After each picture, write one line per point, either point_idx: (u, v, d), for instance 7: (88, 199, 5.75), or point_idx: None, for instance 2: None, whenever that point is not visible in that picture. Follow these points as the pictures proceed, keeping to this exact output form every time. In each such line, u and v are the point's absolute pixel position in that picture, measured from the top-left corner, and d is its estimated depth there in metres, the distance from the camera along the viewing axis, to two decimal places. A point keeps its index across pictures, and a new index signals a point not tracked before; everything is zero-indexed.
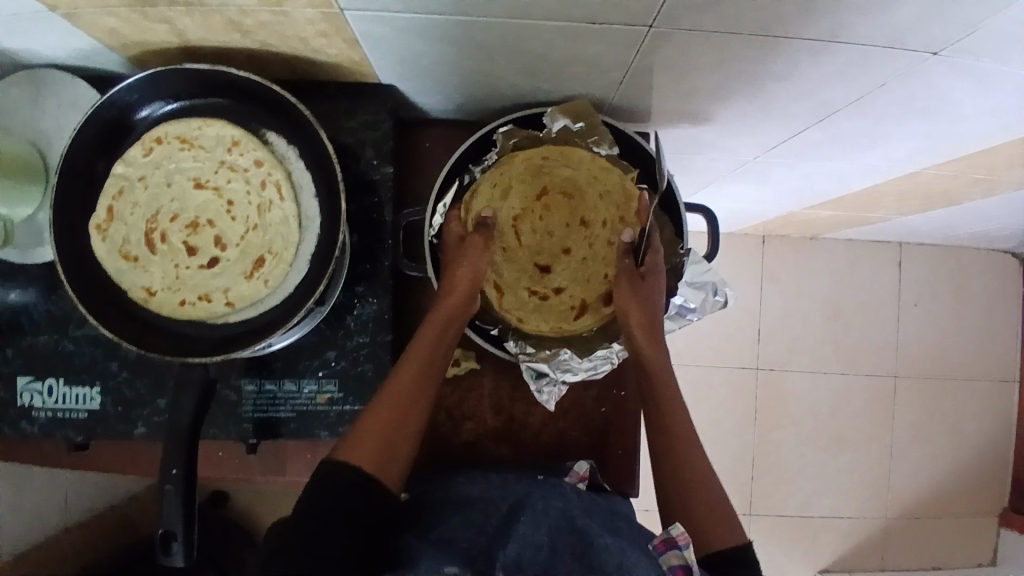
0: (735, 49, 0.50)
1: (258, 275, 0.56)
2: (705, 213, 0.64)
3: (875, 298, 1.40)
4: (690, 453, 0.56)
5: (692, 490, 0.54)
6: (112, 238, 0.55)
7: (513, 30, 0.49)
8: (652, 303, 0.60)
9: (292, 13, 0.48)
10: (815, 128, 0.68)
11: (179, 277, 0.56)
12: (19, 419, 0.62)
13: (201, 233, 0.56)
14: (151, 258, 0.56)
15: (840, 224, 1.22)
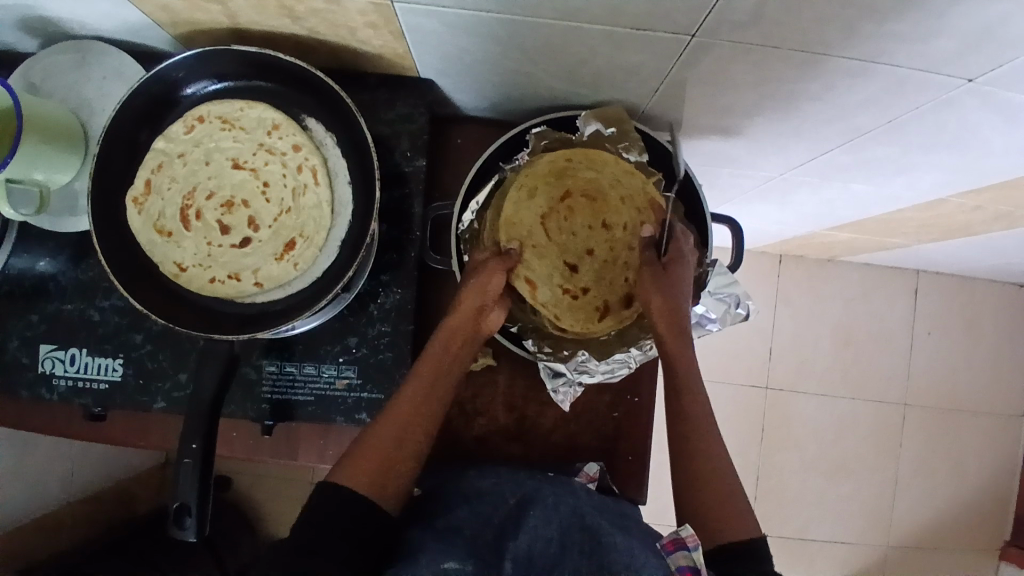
0: (774, 66, 0.51)
1: (287, 258, 0.56)
2: (733, 224, 0.64)
3: (888, 326, 1.40)
4: (707, 448, 0.55)
5: (707, 486, 0.54)
6: (148, 211, 0.56)
7: (557, 32, 0.50)
8: (679, 294, 0.59)
9: (344, 3, 0.48)
10: (845, 150, 0.69)
11: (209, 255, 0.56)
12: (39, 385, 0.62)
13: (236, 213, 0.57)
14: (183, 234, 0.56)
15: (857, 248, 1.22)
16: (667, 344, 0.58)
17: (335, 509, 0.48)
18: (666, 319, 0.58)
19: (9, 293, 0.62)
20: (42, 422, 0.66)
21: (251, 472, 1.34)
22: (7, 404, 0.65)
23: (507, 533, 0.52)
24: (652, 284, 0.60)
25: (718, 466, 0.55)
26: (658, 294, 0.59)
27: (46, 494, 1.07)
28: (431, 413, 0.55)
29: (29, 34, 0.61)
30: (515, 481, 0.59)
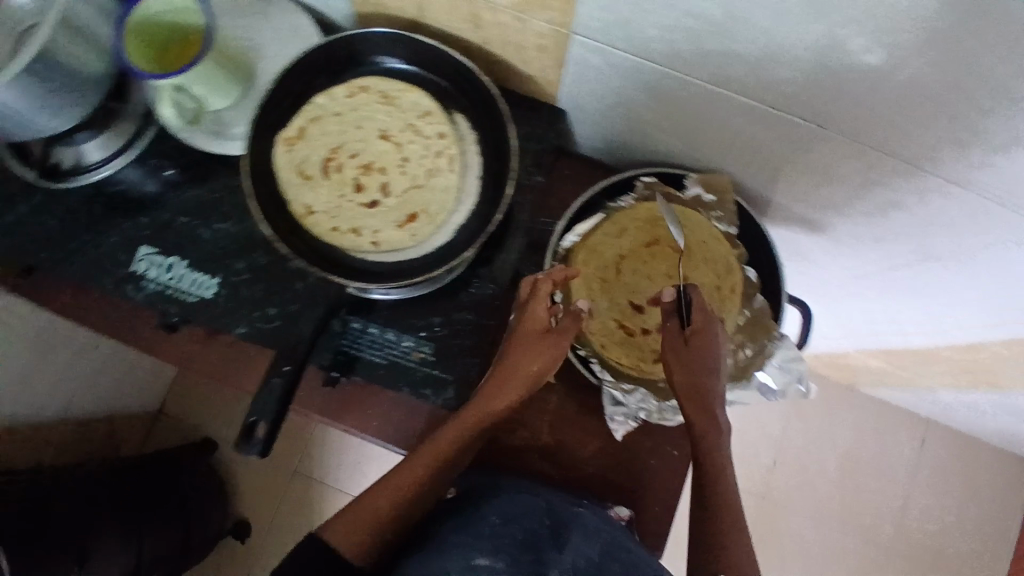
0: (881, 172, 0.57)
1: (406, 230, 0.61)
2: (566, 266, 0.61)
3: (888, 461, 1.41)
4: (724, 533, 0.56)
5: (722, 572, 0.55)
6: (295, 153, 0.61)
7: (705, 94, 0.56)
8: (701, 371, 0.58)
9: (528, 23, 0.55)
10: (913, 272, 0.74)
11: (338, 206, 0.61)
12: (129, 282, 0.65)
13: (372, 179, 0.62)
14: (321, 181, 0.61)
15: (880, 380, 1.26)
16: (694, 426, 0.59)
17: (315, 555, 0.56)
18: (693, 399, 0.59)
19: (133, 193, 0.67)
20: (121, 327, 0.71)
21: None
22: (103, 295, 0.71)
23: (548, 545, 0.57)
24: (677, 358, 0.60)
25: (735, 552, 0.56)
26: (681, 373, 0.59)
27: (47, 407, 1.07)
28: (425, 483, 0.59)
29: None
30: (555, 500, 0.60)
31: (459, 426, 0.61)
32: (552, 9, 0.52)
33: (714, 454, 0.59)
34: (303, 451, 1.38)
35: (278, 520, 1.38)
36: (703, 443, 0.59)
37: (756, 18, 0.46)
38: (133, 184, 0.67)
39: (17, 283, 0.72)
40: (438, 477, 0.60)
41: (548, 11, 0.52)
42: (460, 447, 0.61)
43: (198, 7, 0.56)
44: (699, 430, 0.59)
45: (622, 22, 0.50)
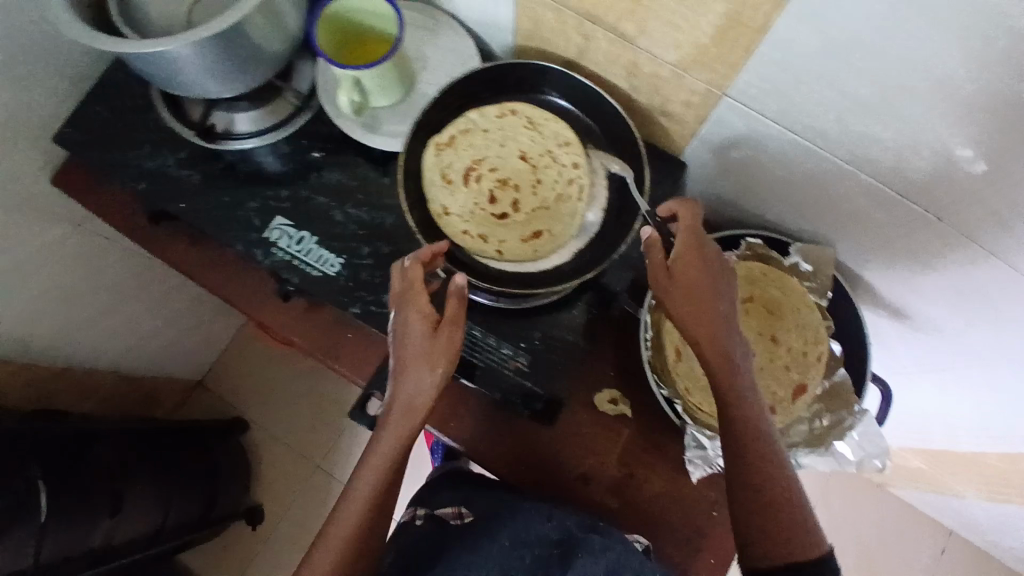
0: (988, 273, 0.60)
1: (529, 245, 0.66)
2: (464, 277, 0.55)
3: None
4: (767, 483, 0.55)
5: (773, 515, 0.54)
6: (441, 158, 0.67)
7: (834, 171, 0.60)
8: (714, 310, 0.55)
9: (684, 79, 0.60)
10: (990, 380, 0.75)
11: (471, 211, 0.66)
12: (258, 246, 0.69)
13: (506, 193, 0.67)
14: (460, 186, 0.67)
15: (916, 491, 1.24)
16: (715, 375, 0.56)
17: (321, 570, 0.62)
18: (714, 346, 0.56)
19: (275, 167, 0.71)
20: (230, 281, 0.76)
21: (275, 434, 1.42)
22: (216, 247, 0.77)
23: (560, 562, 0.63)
24: (677, 296, 0.56)
25: (782, 495, 0.55)
26: (692, 320, 0.56)
27: (99, 358, 1.07)
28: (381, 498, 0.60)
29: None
30: (569, 526, 0.64)
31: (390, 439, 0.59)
32: (715, 71, 0.57)
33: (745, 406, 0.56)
34: (331, 449, 1.41)
35: (291, 513, 1.38)
36: (729, 396, 0.56)
37: (910, 110, 0.50)
38: (278, 158, 0.72)
39: (144, 229, 0.76)
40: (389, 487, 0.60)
41: (710, 71, 0.57)
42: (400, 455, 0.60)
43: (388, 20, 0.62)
44: (724, 383, 0.56)
45: (777, 93, 0.55)
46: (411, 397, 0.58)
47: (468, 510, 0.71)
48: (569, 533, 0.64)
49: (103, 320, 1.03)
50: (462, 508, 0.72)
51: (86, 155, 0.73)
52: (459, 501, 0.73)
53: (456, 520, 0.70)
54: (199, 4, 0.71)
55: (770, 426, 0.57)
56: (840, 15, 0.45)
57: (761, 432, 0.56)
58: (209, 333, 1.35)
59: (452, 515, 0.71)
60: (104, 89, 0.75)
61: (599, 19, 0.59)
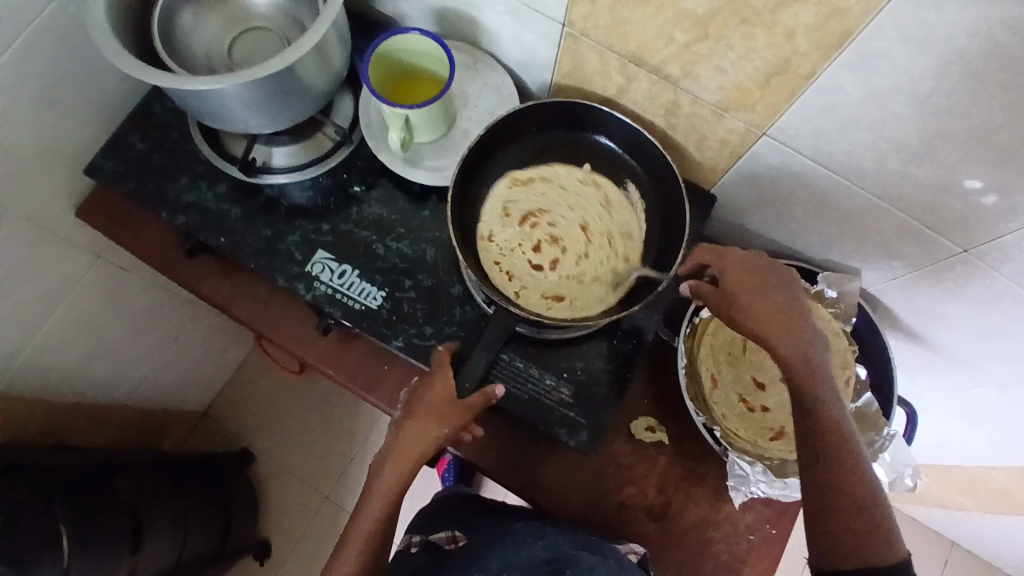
0: (1011, 301, 0.63)
1: (551, 307, 0.67)
2: (501, 389, 0.62)
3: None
4: (845, 483, 0.54)
5: (855, 522, 0.53)
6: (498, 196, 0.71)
7: (866, 205, 0.63)
8: (776, 310, 0.57)
9: (724, 119, 0.63)
10: (1005, 403, 0.78)
11: (511, 253, 0.69)
12: (300, 280, 0.70)
13: (551, 249, 0.69)
14: (512, 227, 0.70)
15: (922, 510, 1.27)
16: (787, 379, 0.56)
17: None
18: (800, 361, 0.56)
19: (316, 200, 0.73)
20: (263, 311, 0.76)
21: (279, 463, 1.40)
22: (248, 276, 0.77)
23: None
24: (737, 300, 0.58)
25: (860, 498, 0.54)
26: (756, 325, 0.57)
27: (109, 389, 1.06)
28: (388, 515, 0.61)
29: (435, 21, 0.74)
30: (558, 544, 0.63)
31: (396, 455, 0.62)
32: (755, 112, 0.59)
33: (828, 414, 0.55)
34: (338, 477, 1.39)
35: (300, 543, 1.36)
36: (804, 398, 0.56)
37: (945, 154, 0.52)
38: (318, 191, 0.73)
39: (181, 263, 0.76)
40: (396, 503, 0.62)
41: (751, 112, 0.60)
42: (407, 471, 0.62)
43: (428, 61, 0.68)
44: (810, 394, 0.55)
45: (817, 133, 0.57)
46: (414, 409, 0.62)
47: (463, 534, 0.69)
48: (560, 553, 0.62)
49: (114, 348, 1.02)
50: (457, 534, 0.69)
51: (124, 187, 0.74)
52: (455, 526, 0.71)
53: (451, 545, 0.68)
54: (240, 40, 0.71)
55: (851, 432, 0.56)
56: (885, 67, 0.48)
57: (843, 438, 0.55)
58: (219, 359, 1.34)
59: (447, 540, 0.69)
60: (141, 122, 0.76)
61: (644, 61, 0.61)
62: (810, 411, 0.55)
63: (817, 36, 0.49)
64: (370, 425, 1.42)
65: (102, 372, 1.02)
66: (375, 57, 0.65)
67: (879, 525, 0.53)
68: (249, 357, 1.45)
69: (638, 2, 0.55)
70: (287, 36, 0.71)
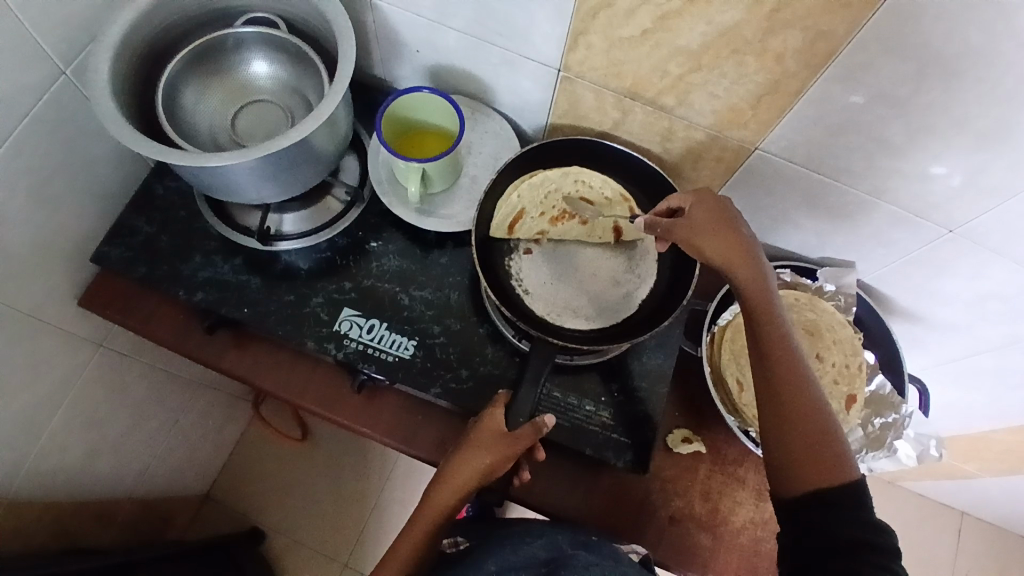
0: (993, 271, 0.69)
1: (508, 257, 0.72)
2: (551, 416, 0.61)
3: (945, 567, 1.34)
4: (797, 411, 0.55)
5: (809, 452, 0.54)
6: (540, 189, 0.73)
7: (855, 201, 0.68)
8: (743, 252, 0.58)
9: (718, 139, 0.68)
10: (999, 365, 0.85)
11: (530, 204, 0.73)
12: (330, 340, 0.70)
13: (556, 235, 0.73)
14: (556, 196, 0.73)
15: (928, 484, 1.32)
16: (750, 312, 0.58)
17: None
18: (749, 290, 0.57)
19: (334, 260, 0.73)
20: (285, 373, 0.74)
21: (290, 535, 1.34)
22: (265, 343, 0.75)
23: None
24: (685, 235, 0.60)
25: (818, 429, 0.54)
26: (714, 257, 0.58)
27: (119, 482, 1.00)
28: (434, 528, 0.62)
29: (429, 79, 0.78)
30: (557, 544, 0.64)
31: (448, 477, 0.62)
32: (748, 129, 0.65)
33: (786, 350, 0.56)
34: (355, 544, 1.33)
35: None
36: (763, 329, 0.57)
37: (926, 146, 0.59)
38: (334, 250, 0.74)
39: (198, 339, 0.75)
40: (445, 518, 0.63)
41: (743, 130, 0.65)
42: (460, 492, 0.62)
43: (428, 120, 0.73)
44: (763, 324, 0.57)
45: (806, 142, 0.63)
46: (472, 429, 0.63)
47: (464, 539, 0.73)
48: (559, 552, 0.63)
49: (124, 438, 0.97)
50: (459, 538, 0.73)
51: (132, 272, 0.73)
52: (457, 533, 0.75)
53: (453, 548, 0.72)
54: (242, 115, 0.73)
55: (808, 365, 0.56)
56: (866, 78, 0.54)
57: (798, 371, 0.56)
58: (218, 437, 1.29)
59: (449, 545, 0.73)
60: (145, 205, 0.76)
61: (639, 94, 0.66)
62: (768, 349, 0.56)
63: (805, 58, 0.55)
64: (381, 481, 1.38)
65: (111, 467, 0.97)
66: (386, 115, 0.71)
67: (832, 451, 0.53)
68: (247, 431, 1.40)
69: (635, 43, 0.60)
70: (290, 108, 0.74)
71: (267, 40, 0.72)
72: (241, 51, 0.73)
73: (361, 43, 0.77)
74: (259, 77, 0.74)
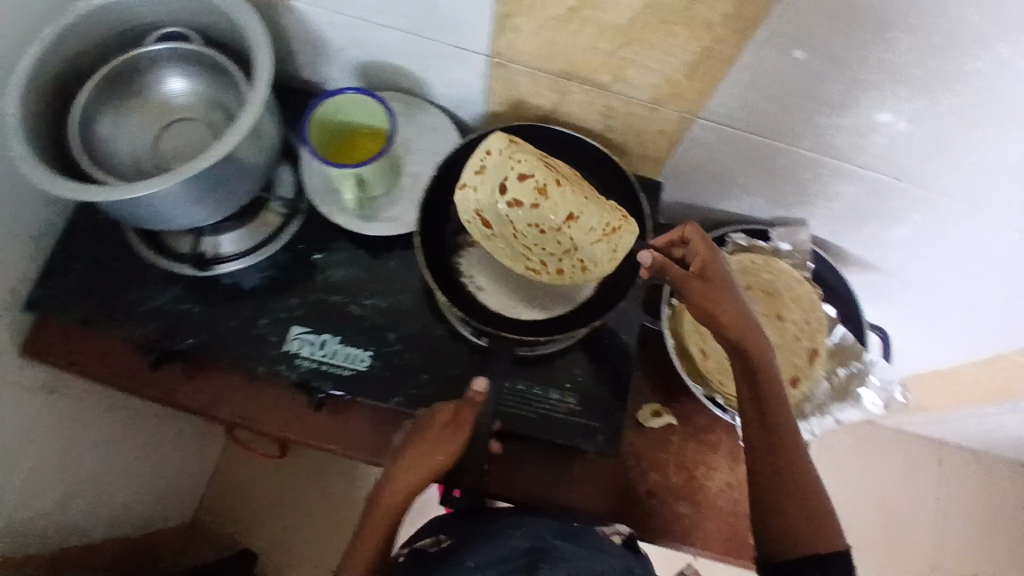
0: (939, 213, 0.70)
1: (472, 220, 0.69)
2: (483, 378, 0.64)
3: (923, 496, 1.39)
4: (792, 479, 0.56)
5: (804, 521, 0.55)
6: (516, 152, 0.67)
7: (799, 160, 0.68)
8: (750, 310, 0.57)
9: (659, 112, 0.67)
10: (952, 301, 0.86)
11: (506, 165, 0.68)
12: (282, 362, 0.68)
13: (526, 192, 0.68)
14: (538, 161, 0.67)
15: (896, 419, 1.35)
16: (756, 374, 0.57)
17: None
18: (759, 350, 0.56)
19: (278, 277, 0.71)
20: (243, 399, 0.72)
21: (282, 547, 1.32)
22: (217, 370, 0.72)
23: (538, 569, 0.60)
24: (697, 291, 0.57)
25: (810, 496, 0.55)
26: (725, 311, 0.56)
27: (93, 521, 0.96)
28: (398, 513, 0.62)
29: (359, 77, 0.75)
30: (541, 532, 0.63)
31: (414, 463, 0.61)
32: (687, 100, 0.64)
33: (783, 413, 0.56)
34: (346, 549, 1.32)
35: None
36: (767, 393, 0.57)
37: (865, 98, 0.58)
38: (278, 268, 0.71)
39: (144, 375, 0.72)
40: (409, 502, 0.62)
41: (683, 101, 0.64)
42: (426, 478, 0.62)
43: (360, 121, 0.70)
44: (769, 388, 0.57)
45: (746, 107, 0.62)
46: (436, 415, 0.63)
47: (446, 536, 0.68)
48: (540, 540, 0.62)
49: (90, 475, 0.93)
50: (440, 536, 0.68)
51: (66, 313, 0.69)
52: (439, 530, 0.70)
53: (435, 547, 0.67)
54: (163, 136, 0.70)
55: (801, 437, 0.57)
56: (796, 35, 0.53)
57: (793, 444, 0.56)
58: (194, 466, 1.26)
59: (431, 545, 0.68)
60: (70, 241, 0.72)
61: (574, 73, 0.64)
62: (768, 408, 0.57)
63: (734, 23, 0.54)
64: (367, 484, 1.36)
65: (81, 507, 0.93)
66: (313, 122, 0.67)
67: (823, 519, 0.55)
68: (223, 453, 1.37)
69: (562, 23, 0.58)
70: (214, 124, 0.70)
71: (180, 55, 0.68)
72: (154, 68, 0.68)
73: (281, 47, 0.73)
74: (176, 94, 0.70)
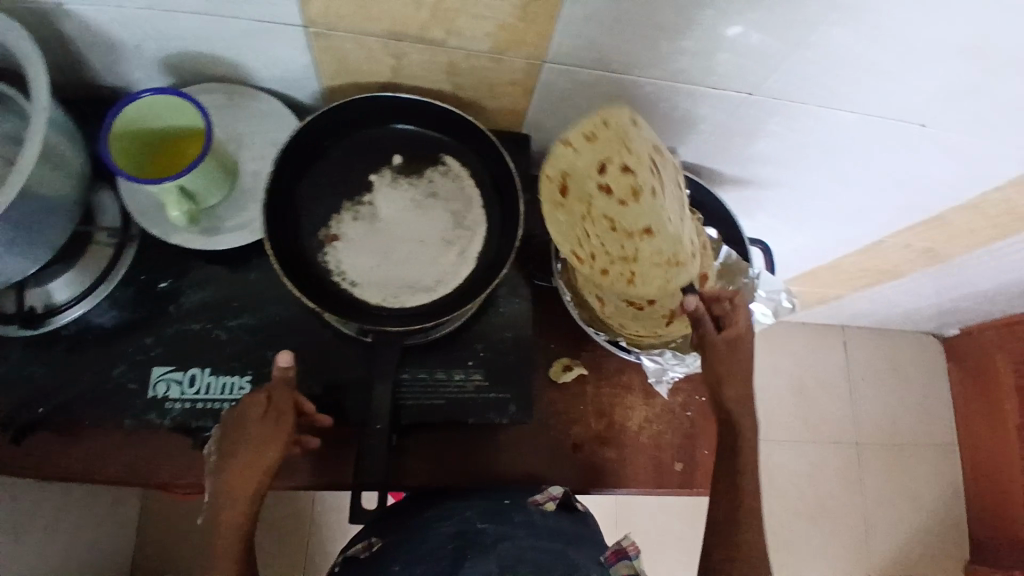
0: (798, 118, 0.70)
1: (552, 177, 0.69)
2: (285, 353, 0.57)
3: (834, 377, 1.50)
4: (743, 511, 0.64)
5: (739, 548, 0.63)
6: (633, 144, 0.65)
7: (655, 89, 0.66)
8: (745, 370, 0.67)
9: (504, 62, 0.62)
10: (826, 198, 0.89)
11: (613, 143, 0.65)
12: (149, 409, 0.61)
13: (619, 186, 0.67)
14: (648, 157, 0.65)
15: (802, 313, 1.43)
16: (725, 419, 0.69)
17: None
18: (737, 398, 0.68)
19: (127, 317, 0.63)
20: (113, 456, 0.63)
21: None
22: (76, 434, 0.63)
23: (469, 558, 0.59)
24: (728, 354, 0.67)
25: (749, 528, 0.64)
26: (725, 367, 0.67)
27: None
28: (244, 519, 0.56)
29: (168, 72, 0.66)
30: (466, 517, 0.64)
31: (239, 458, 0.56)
32: (530, 45, 0.60)
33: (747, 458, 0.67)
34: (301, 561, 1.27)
35: None
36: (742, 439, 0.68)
37: (703, 16, 0.56)
38: (125, 307, 0.63)
39: None
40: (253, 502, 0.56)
41: (526, 47, 0.60)
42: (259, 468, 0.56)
43: (166, 122, 0.61)
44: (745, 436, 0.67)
45: (589, 43, 0.59)
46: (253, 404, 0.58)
47: (377, 539, 0.66)
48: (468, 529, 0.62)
49: None
50: (372, 539, 0.66)
51: None
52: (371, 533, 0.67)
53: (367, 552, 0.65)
54: None
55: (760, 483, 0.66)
56: None
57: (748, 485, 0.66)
58: (114, 520, 1.16)
59: (363, 550, 0.65)
60: None
61: (403, 33, 0.59)
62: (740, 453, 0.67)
63: None
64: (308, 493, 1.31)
65: None
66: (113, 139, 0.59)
67: (753, 550, 0.63)
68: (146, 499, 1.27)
69: None
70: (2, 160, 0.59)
71: None
72: None
73: (62, 53, 0.62)
74: None
